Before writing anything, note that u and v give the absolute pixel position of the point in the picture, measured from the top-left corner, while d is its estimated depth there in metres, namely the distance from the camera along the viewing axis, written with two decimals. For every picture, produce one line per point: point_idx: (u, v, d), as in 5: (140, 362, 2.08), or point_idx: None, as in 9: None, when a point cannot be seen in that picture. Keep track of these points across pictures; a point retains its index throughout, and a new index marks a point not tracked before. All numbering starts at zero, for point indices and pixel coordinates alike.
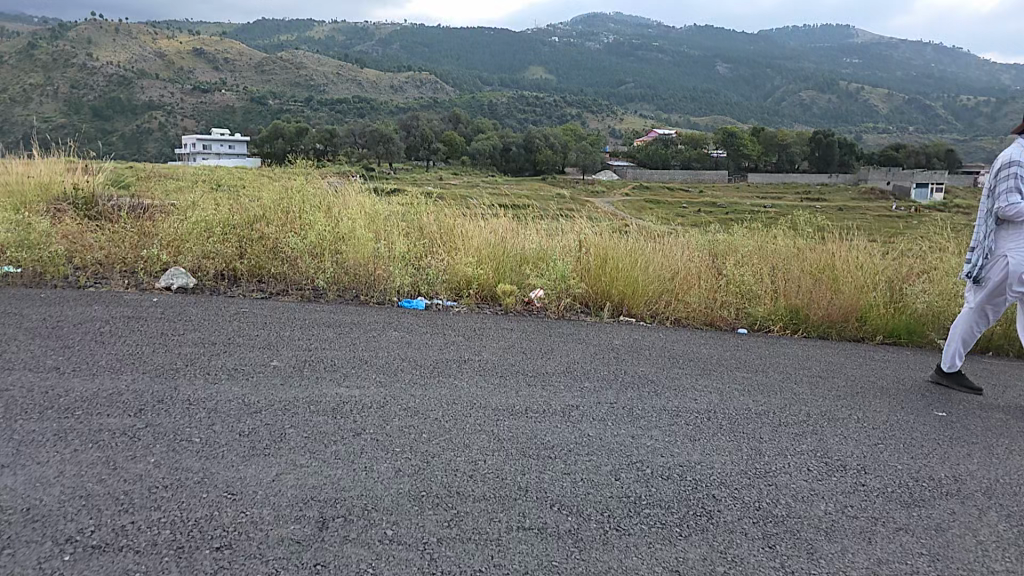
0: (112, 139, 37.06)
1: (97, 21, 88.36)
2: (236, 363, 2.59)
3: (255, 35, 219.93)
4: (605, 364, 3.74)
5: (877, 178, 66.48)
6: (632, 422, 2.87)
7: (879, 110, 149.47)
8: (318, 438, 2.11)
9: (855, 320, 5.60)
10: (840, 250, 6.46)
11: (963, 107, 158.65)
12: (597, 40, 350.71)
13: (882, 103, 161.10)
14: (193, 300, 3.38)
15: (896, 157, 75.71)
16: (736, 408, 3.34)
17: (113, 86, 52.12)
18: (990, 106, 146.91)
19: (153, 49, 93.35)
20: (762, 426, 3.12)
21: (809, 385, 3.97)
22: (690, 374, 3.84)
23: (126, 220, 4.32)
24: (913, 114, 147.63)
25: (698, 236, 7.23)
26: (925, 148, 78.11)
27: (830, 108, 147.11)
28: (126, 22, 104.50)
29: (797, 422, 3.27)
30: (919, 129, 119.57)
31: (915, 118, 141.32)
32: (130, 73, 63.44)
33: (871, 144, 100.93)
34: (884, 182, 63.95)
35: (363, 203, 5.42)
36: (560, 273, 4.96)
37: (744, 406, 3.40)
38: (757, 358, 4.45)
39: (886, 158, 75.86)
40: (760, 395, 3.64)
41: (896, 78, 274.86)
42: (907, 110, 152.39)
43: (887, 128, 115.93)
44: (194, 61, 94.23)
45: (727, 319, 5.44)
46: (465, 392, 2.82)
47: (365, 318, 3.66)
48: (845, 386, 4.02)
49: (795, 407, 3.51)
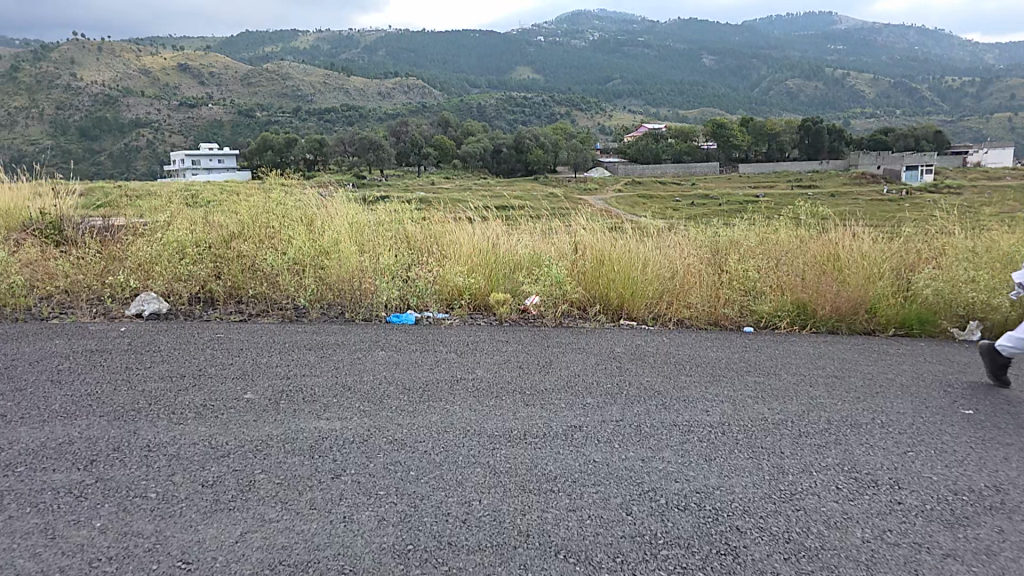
0: (98, 161, 37.44)
1: (81, 44, 88.69)
2: (206, 399, 2.33)
3: (239, 49, 220.29)
4: (605, 376, 3.50)
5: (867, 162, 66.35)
6: (642, 443, 2.65)
7: (865, 95, 149.17)
8: (295, 482, 1.90)
9: (864, 313, 5.38)
10: (843, 241, 6.25)
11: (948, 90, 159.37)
12: (583, 38, 351.51)
13: (868, 88, 160.84)
14: (160, 327, 3.13)
15: (885, 141, 75.59)
16: (751, 418, 3.12)
17: (99, 108, 52.67)
18: (973, 88, 147.59)
19: (138, 67, 93.41)
20: (782, 439, 2.90)
21: (824, 388, 3.73)
22: (697, 382, 3.61)
23: (94, 245, 4.07)
24: (899, 96, 147.24)
25: (696, 231, 7.02)
26: (913, 130, 78.04)
27: (816, 97, 147.75)
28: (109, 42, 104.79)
29: (818, 431, 3.05)
30: (906, 112, 119.20)
31: (900, 101, 141.21)
32: (116, 94, 63.71)
33: (860, 129, 100.83)
34: (874, 166, 63.80)
35: (348, 213, 5.20)
36: (555, 278, 4.76)
37: (760, 416, 3.17)
38: (767, 359, 4.23)
39: (875, 142, 75.73)
40: (775, 402, 3.41)
41: (880, 63, 275.67)
42: (892, 94, 152.23)
43: (873, 112, 115.81)
44: (180, 78, 94.52)
45: (731, 317, 5.20)
46: (457, 417, 2.61)
47: (348, 337, 3.43)
48: (861, 387, 3.79)
49: (813, 414, 3.29)
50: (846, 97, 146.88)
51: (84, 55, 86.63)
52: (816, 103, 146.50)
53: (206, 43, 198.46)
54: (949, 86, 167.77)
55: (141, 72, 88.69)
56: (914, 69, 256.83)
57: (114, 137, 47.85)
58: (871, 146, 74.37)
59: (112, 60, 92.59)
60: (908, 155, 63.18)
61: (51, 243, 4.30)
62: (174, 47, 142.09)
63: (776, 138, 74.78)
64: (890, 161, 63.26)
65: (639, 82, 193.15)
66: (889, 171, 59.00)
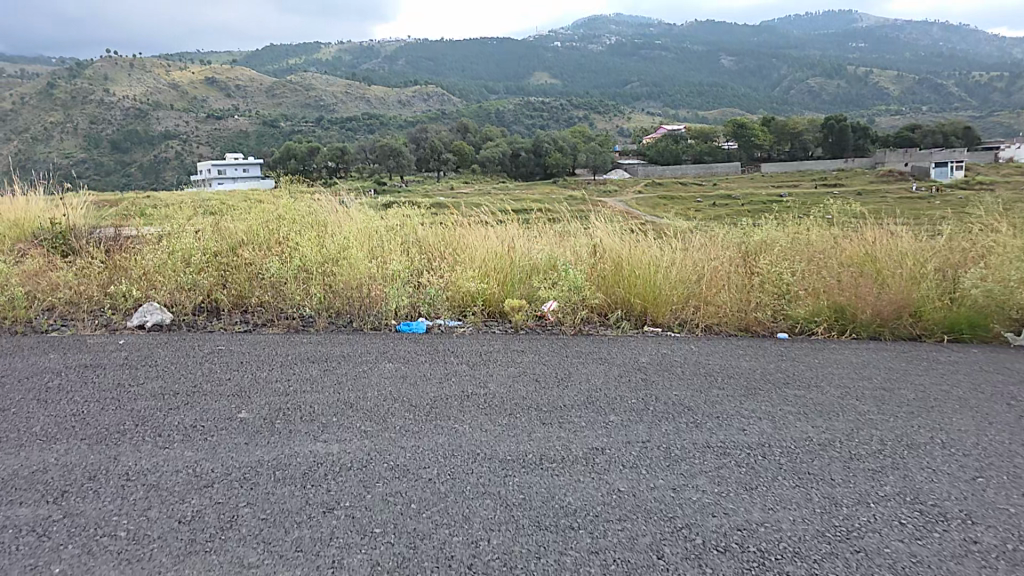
0: (131, 173, 39.43)
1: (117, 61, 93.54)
2: (197, 417, 2.19)
3: (264, 62, 228.58)
4: (630, 390, 3.20)
5: (895, 159, 64.23)
6: (671, 467, 2.38)
7: (889, 92, 145.30)
8: (281, 518, 1.70)
9: (909, 317, 4.91)
10: (888, 239, 5.79)
11: (977, 86, 154.47)
12: (599, 42, 352.09)
13: (893, 85, 156.57)
14: (159, 339, 3.00)
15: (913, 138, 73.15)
16: (794, 439, 2.79)
17: (132, 121, 55.33)
18: (1004, 82, 142.72)
19: (168, 82, 97.65)
20: (832, 464, 2.57)
21: (872, 401, 3.36)
22: (731, 396, 3.28)
23: (104, 256, 4.05)
24: (926, 93, 143.03)
25: (724, 230, 6.64)
26: (942, 126, 75.39)
27: (838, 95, 144.66)
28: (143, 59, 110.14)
29: (871, 453, 2.69)
30: (934, 108, 115.21)
31: (926, 96, 137.18)
32: (147, 108, 66.66)
33: (886, 126, 97.75)
34: (902, 163, 61.75)
35: (358, 219, 5.09)
36: (573, 283, 4.50)
37: (804, 437, 2.84)
38: (808, 371, 3.85)
39: (903, 140, 73.33)
40: (822, 419, 3.06)
41: (903, 60, 269.60)
42: (917, 90, 148.08)
43: (898, 111, 112.84)
44: (208, 92, 98.28)
45: (764, 323, 4.82)
46: (465, 439, 2.39)
47: (354, 348, 3.26)
48: (916, 401, 3.38)
49: (864, 432, 2.93)
50: (869, 95, 143.65)
51: (121, 73, 91.42)
52: (839, 101, 143.02)
53: (233, 58, 207.49)
54: (978, 81, 162.21)
55: (171, 87, 92.57)
56: (942, 65, 250.47)
57: (144, 149, 50.21)
58: (898, 143, 72.07)
59: (146, 76, 97.26)
60: (939, 151, 60.90)
61: (62, 253, 4.28)
62: (203, 62, 148.67)
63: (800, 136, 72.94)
64: (920, 158, 61.08)
65: (656, 84, 192.18)
66: (918, 168, 57.10)
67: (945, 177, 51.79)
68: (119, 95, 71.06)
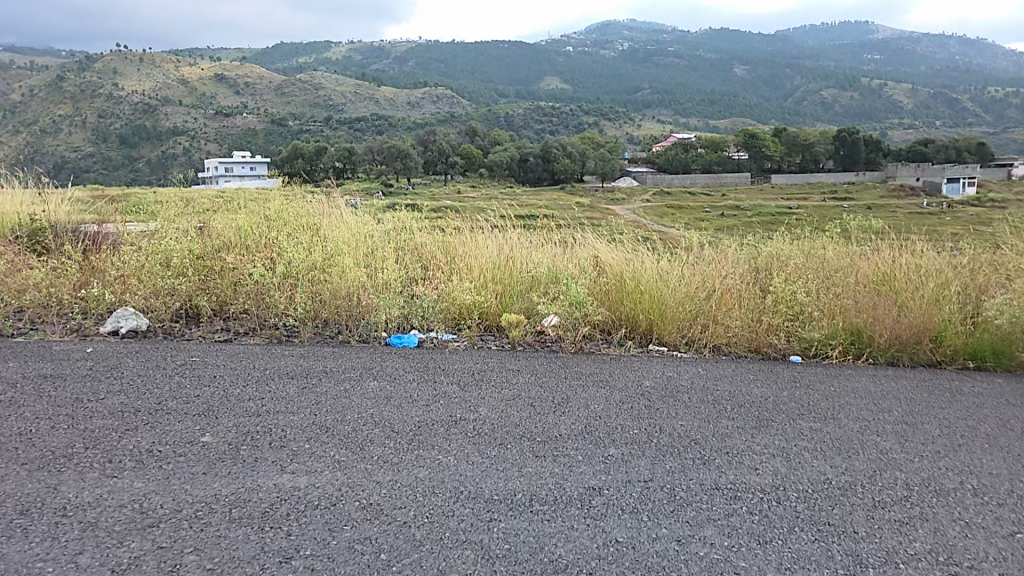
0: (135, 169, 39.91)
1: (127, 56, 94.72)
2: (156, 440, 2.00)
3: (276, 59, 230.95)
4: (632, 419, 2.96)
5: (906, 173, 63.84)
6: (675, 514, 2.15)
7: (902, 105, 144.26)
8: (228, 569, 1.50)
9: (928, 342, 4.62)
10: (909, 258, 5.51)
11: (991, 103, 153.18)
12: (612, 49, 352.44)
13: (905, 98, 155.41)
14: (132, 348, 2.84)
15: (924, 153, 72.75)
16: (809, 480, 2.55)
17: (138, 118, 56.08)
18: (1018, 99, 141.39)
19: (178, 79, 98.34)
20: (852, 512, 2.32)
21: (894, 437, 3.09)
22: (741, 428, 3.03)
23: (84, 256, 3.89)
24: (939, 108, 141.75)
25: (735, 244, 6.40)
26: (955, 142, 74.77)
27: (850, 107, 143.77)
28: (154, 56, 111.59)
29: (896, 501, 2.43)
30: (945, 122, 114.52)
31: (940, 112, 135.85)
32: (156, 104, 67.28)
33: (897, 140, 97.24)
34: (913, 178, 61.37)
35: (353, 225, 4.92)
36: (575, 297, 4.27)
37: (821, 479, 2.58)
38: (821, 400, 3.57)
39: (915, 154, 72.65)
40: (839, 458, 2.80)
41: (916, 73, 267.98)
42: (931, 105, 146.66)
43: (911, 125, 111.69)
44: (216, 88, 98.88)
45: (775, 345, 4.57)
46: (449, 473, 2.18)
47: (338, 363, 3.07)
48: (941, 438, 3.11)
49: (887, 474, 2.67)
50: (883, 108, 142.56)
51: (133, 70, 92.78)
52: (850, 112, 142.11)
53: (245, 55, 209.95)
54: (993, 99, 160.68)
55: (181, 83, 93.46)
56: (955, 79, 250.29)
57: (152, 147, 50.98)
58: (911, 157, 71.31)
59: (159, 73, 98.69)
60: (951, 167, 60.24)
61: (38, 252, 4.11)
62: (210, 57, 149.54)
63: (811, 148, 72.35)
64: (932, 173, 60.48)
65: (668, 92, 191.77)
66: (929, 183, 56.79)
67: (956, 194, 51.47)
68: (129, 91, 71.61)
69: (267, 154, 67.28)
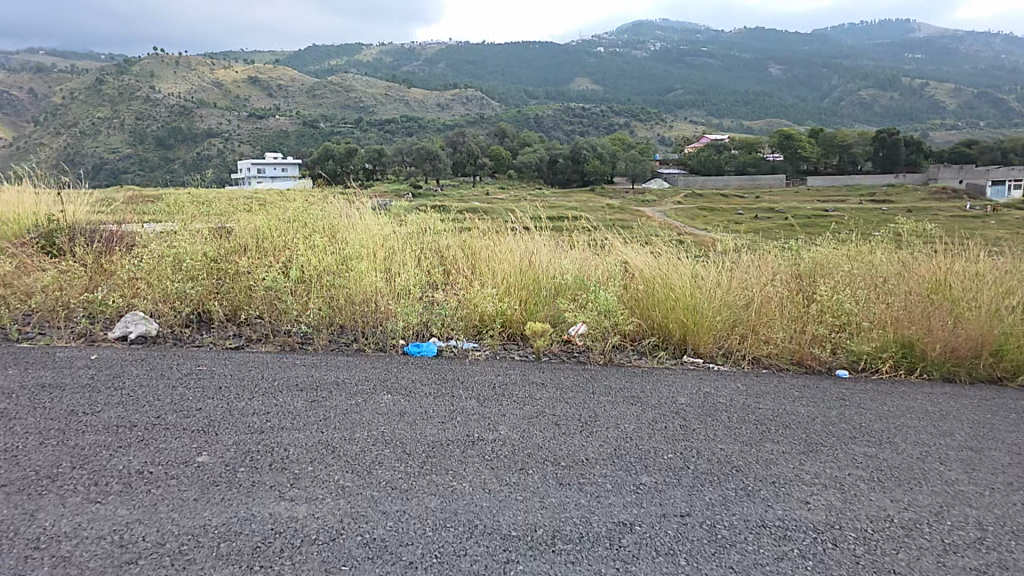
0: (171, 168, 41.53)
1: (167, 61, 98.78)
2: (148, 461, 1.86)
3: (307, 62, 237.32)
4: (666, 441, 2.68)
5: (948, 176, 60.76)
6: (715, 557, 1.87)
7: (944, 106, 138.50)
8: None
9: (989, 356, 4.17)
10: (968, 265, 5.02)
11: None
12: (640, 50, 348.54)
13: (949, 98, 149.12)
14: (138, 356, 2.74)
15: (970, 154, 69.03)
16: (868, 516, 2.23)
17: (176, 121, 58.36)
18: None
19: (215, 83, 102.08)
20: (922, 559, 1.98)
21: (959, 465, 2.70)
22: (786, 454, 2.70)
23: (100, 258, 3.87)
24: (985, 107, 135.38)
25: (775, 249, 6.02)
26: (1002, 143, 71.05)
27: (890, 108, 138.48)
28: (194, 61, 116.25)
29: (971, 544, 2.08)
30: (992, 123, 109.13)
31: (987, 113, 129.52)
32: (192, 107, 69.97)
33: (940, 141, 92.94)
34: (956, 180, 58.47)
35: (376, 226, 4.81)
36: (604, 305, 4.01)
37: (882, 515, 2.25)
38: (877, 423, 3.18)
39: (958, 156, 69.39)
40: (900, 489, 2.46)
41: (960, 72, 256.89)
42: (978, 105, 139.98)
43: (956, 125, 106.72)
44: (250, 91, 102.17)
45: (820, 358, 4.20)
46: (463, 503, 1.96)
47: (351, 374, 2.91)
48: (1016, 468, 2.71)
49: (955, 510, 2.31)
50: (925, 109, 137.08)
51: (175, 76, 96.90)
52: (889, 113, 136.15)
53: (279, 59, 216.73)
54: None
55: (217, 87, 96.89)
56: (1004, 78, 240.08)
57: (188, 149, 53.11)
58: (953, 159, 68.24)
59: (199, 77, 102.75)
60: (998, 170, 57.27)
61: (54, 254, 4.11)
62: (247, 61, 154.81)
63: (848, 149, 69.63)
64: (976, 176, 57.58)
65: (697, 93, 188.64)
66: (973, 184, 53.87)
67: (1002, 198, 48.74)
68: (168, 94, 74.80)
69: (297, 155, 69.07)
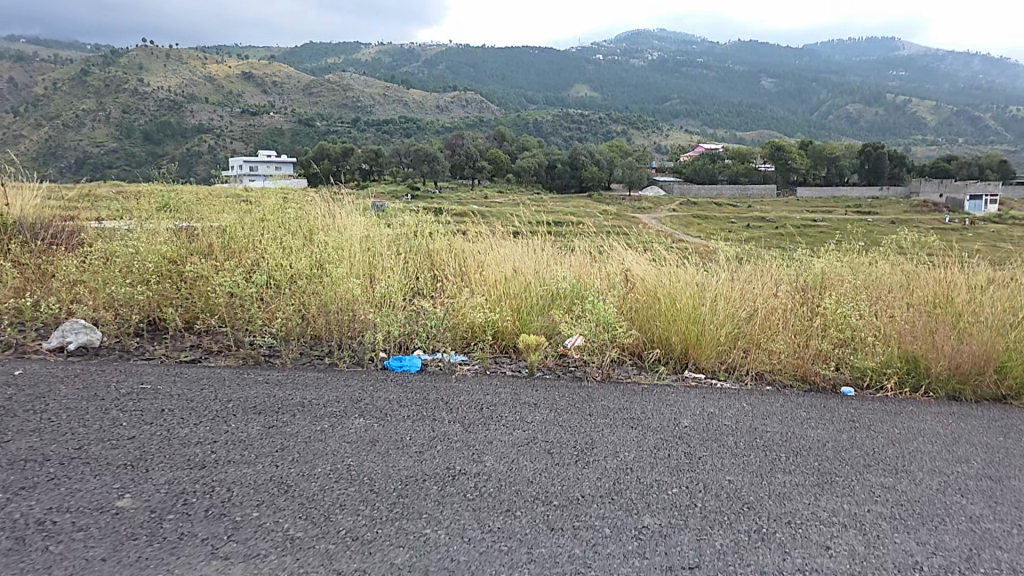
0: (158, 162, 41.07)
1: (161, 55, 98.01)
2: (53, 508, 1.55)
3: (303, 59, 235.57)
4: (668, 472, 2.38)
5: (930, 190, 61.65)
6: None
7: (929, 122, 141.25)
8: None
9: (996, 372, 3.87)
10: (976, 280, 4.74)
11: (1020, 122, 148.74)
12: (638, 58, 350.70)
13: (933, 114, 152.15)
14: (73, 371, 2.44)
15: (951, 170, 70.17)
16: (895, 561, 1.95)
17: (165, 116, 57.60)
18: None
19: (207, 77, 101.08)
20: None
21: (981, 498, 2.41)
22: (801, 487, 2.40)
23: (54, 259, 3.56)
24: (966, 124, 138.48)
25: (776, 258, 5.77)
26: (980, 159, 72.62)
27: (877, 123, 140.69)
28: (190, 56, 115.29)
29: None
30: (973, 139, 111.66)
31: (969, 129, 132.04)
32: (183, 102, 69.17)
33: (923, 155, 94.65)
34: (937, 194, 59.52)
35: (360, 226, 4.54)
36: (602, 315, 3.71)
37: (911, 563, 1.95)
38: (892, 448, 2.87)
39: (939, 171, 70.62)
40: (928, 529, 2.15)
41: (943, 91, 262.46)
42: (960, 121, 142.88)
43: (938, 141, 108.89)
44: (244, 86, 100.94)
45: (824, 375, 3.91)
46: (428, 553, 1.65)
47: (319, 394, 2.58)
48: None
49: (986, 554, 2.02)
50: (909, 124, 139.85)
51: (169, 70, 95.90)
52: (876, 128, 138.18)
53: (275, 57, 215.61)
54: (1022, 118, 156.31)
55: (211, 82, 95.99)
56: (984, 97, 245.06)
57: (177, 145, 52.63)
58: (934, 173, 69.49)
59: (195, 72, 102.16)
60: (976, 185, 58.43)
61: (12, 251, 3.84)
62: (242, 56, 153.72)
63: (836, 161, 70.58)
64: (955, 190, 58.67)
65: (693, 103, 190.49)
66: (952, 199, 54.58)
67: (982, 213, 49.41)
68: (158, 88, 73.98)
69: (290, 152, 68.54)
